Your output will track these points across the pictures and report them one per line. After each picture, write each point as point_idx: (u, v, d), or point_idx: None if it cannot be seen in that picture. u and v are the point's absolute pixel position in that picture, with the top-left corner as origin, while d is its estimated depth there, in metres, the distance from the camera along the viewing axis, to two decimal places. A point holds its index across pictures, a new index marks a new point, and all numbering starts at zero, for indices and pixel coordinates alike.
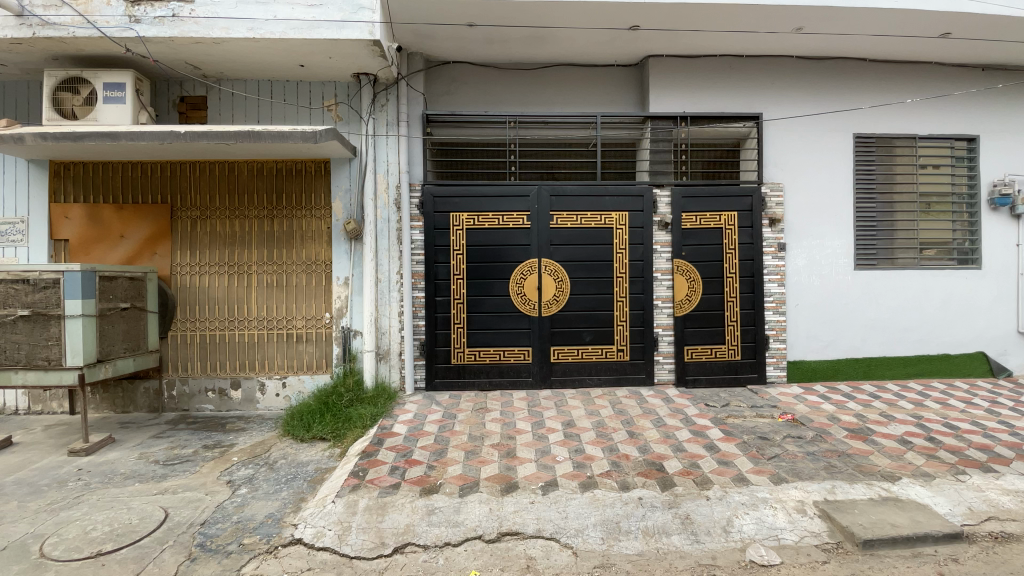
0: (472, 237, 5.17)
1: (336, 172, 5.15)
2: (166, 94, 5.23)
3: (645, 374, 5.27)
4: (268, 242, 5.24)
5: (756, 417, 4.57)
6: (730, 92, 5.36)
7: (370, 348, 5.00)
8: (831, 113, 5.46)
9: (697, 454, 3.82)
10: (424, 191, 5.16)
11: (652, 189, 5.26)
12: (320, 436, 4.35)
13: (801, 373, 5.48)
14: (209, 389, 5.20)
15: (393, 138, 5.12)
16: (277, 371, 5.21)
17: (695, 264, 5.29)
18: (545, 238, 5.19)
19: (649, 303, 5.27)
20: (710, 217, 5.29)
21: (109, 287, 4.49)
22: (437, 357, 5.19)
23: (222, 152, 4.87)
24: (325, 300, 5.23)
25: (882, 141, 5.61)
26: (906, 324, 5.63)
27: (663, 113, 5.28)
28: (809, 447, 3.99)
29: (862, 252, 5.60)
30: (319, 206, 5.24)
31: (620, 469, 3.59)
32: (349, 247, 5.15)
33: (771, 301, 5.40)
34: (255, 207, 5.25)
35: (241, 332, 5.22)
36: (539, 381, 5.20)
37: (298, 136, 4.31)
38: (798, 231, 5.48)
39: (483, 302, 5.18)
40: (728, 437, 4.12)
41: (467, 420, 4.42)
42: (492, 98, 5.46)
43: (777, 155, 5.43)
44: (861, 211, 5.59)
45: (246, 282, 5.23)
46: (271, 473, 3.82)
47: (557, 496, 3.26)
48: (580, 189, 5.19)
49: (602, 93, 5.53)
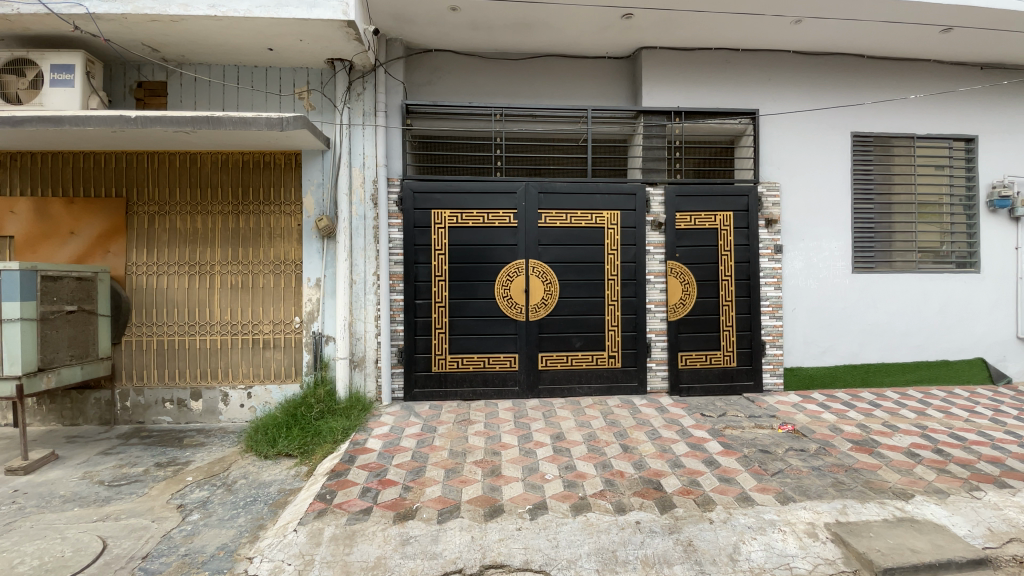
0: (455, 236, 4.85)
1: (307, 165, 4.78)
2: (122, 79, 4.81)
3: (638, 383, 4.99)
4: (233, 239, 4.84)
5: (756, 428, 4.30)
6: (726, 87, 5.13)
7: (344, 355, 4.62)
8: (830, 109, 5.26)
9: (696, 470, 3.54)
10: (404, 186, 4.80)
11: (645, 187, 5.00)
12: (286, 452, 3.98)
13: (798, 380, 5.25)
14: (168, 400, 4.78)
15: (370, 129, 4.75)
16: (242, 380, 4.81)
17: (690, 266, 5.03)
18: (533, 238, 4.88)
19: (642, 307, 4.99)
20: (706, 217, 5.05)
21: (53, 288, 4.06)
22: (416, 365, 4.84)
23: (181, 141, 4.48)
24: (295, 302, 4.85)
25: (880, 140, 5.43)
26: (904, 329, 5.45)
27: (657, 108, 5.03)
28: (814, 462, 3.73)
29: (860, 255, 5.40)
30: (289, 202, 4.86)
31: (615, 488, 3.29)
32: (322, 246, 4.77)
33: (768, 305, 5.17)
34: (218, 203, 4.85)
35: (203, 338, 4.81)
36: (526, 390, 4.89)
37: (263, 122, 3.95)
38: (796, 232, 5.26)
39: (467, 306, 4.85)
40: (728, 451, 3.85)
41: (448, 434, 4.06)
42: (476, 89, 5.14)
43: (774, 153, 5.21)
44: (860, 212, 5.40)
45: (208, 283, 4.82)
46: (229, 495, 3.43)
47: (547, 520, 2.94)
48: (569, 186, 4.91)
49: (593, 87, 5.25)
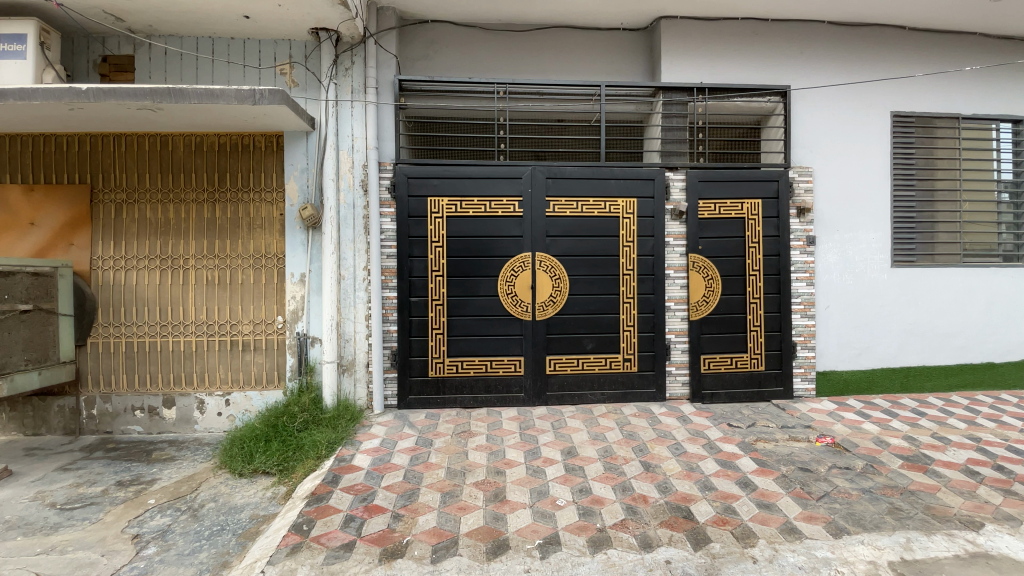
0: (454, 226, 4.37)
1: (290, 147, 4.29)
2: (85, 53, 4.35)
3: (656, 389, 4.53)
4: (208, 231, 4.37)
5: (791, 441, 3.84)
6: (754, 62, 4.62)
7: (331, 359, 4.15)
8: (869, 85, 4.75)
9: (730, 494, 3.07)
10: (397, 171, 4.33)
11: (664, 172, 4.52)
12: (263, 469, 3.53)
13: (832, 385, 4.77)
14: (138, 407, 4.33)
15: (359, 106, 4.27)
16: (219, 386, 4.34)
17: (714, 259, 4.55)
18: (540, 229, 4.41)
19: (661, 305, 4.52)
20: (731, 205, 4.56)
21: (3, 284, 3.61)
22: (411, 369, 4.38)
23: (148, 119, 4.00)
24: (278, 300, 4.38)
25: (921, 120, 4.92)
26: (947, 329, 4.96)
27: (678, 84, 4.52)
28: (863, 483, 3.27)
29: (899, 247, 4.90)
30: (270, 188, 4.38)
31: (638, 517, 2.82)
32: (306, 238, 4.28)
33: (800, 302, 4.68)
34: (192, 190, 4.38)
35: (176, 339, 4.35)
36: (532, 397, 4.43)
37: (232, 95, 3.45)
38: (830, 223, 4.76)
39: (467, 303, 4.39)
40: (763, 470, 3.39)
41: (446, 449, 3.60)
42: (477, 65, 4.65)
43: (808, 135, 4.70)
44: (899, 200, 4.90)
45: (181, 279, 4.35)
46: (193, 523, 2.99)
47: (560, 560, 2.47)
48: (581, 171, 4.43)
49: (606, 62, 4.75)
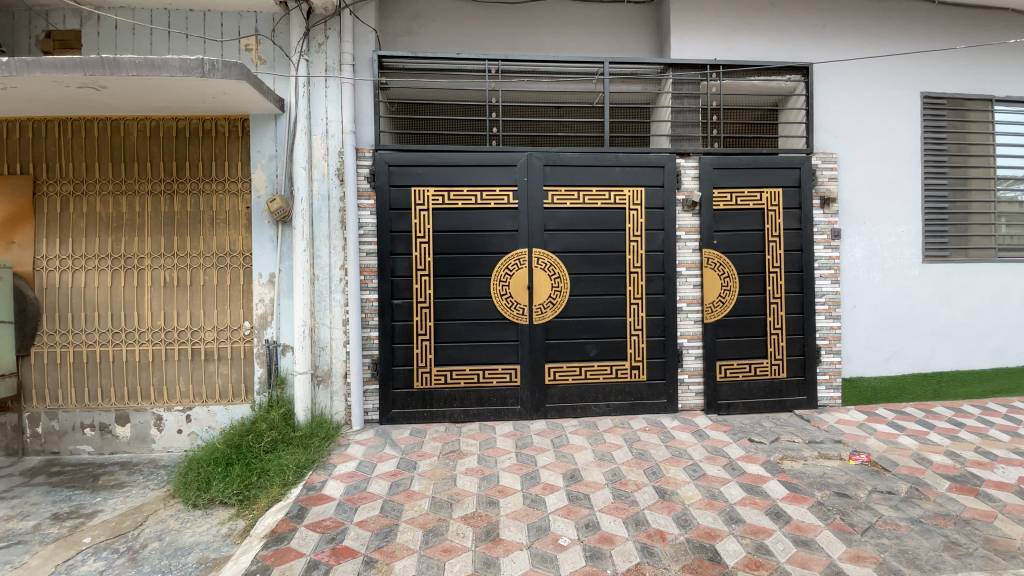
0: (441, 220, 3.92)
1: (256, 131, 3.82)
2: (26, 29, 3.85)
3: (667, 400, 4.10)
4: (165, 226, 3.89)
5: (822, 460, 3.40)
6: (773, 38, 4.17)
7: (304, 370, 3.69)
8: (896, 65, 4.32)
9: (761, 529, 2.63)
10: (377, 157, 3.86)
11: (675, 158, 4.07)
12: (221, 499, 3.08)
13: (858, 393, 4.34)
14: (88, 425, 3.86)
15: (334, 85, 3.82)
16: (179, 400, 3.89)
17: (729, 255, 4.11)
18: (537, 222, 3.96)
19: (672, 306, 4.07)
20: (749, 195, 4.12)
21: None
22: (394, 380, 3.92)
23: (93, 99, 3.53)
24: (244, 304, 3.91)
25: (953, 102, 4.49)
26: (981, 330, 4.54)
27: (689, 61, 4.08)
28: (910, 512, 2.84)
29: (931, 240, 4.47)
30: (235, 179, 3.91)
31: (657, 560, 2.37)
32: (275, 234, 3.82)
33: (823, 303, 4.25)
34: (148, 180, 3.91)
35: (131, 349, 3.88)
36: (530, 410, 3.98)
37: (177, 65, 2.96)
38: (856, 215, 4.33)
39: (457, 306, 3.94)
40: (795, 496, 2.96)
41: (431, 474, 3.14)
42: (467, 41, 4.19)
43: (832, 118, 4.26)
44: (931, 189, 4.46)
45: (135, 281, 3.88)
46: (131, 570, 2.52)
47: None
48: (582, 157, 3.98)
49: (609, 38, 4.30)
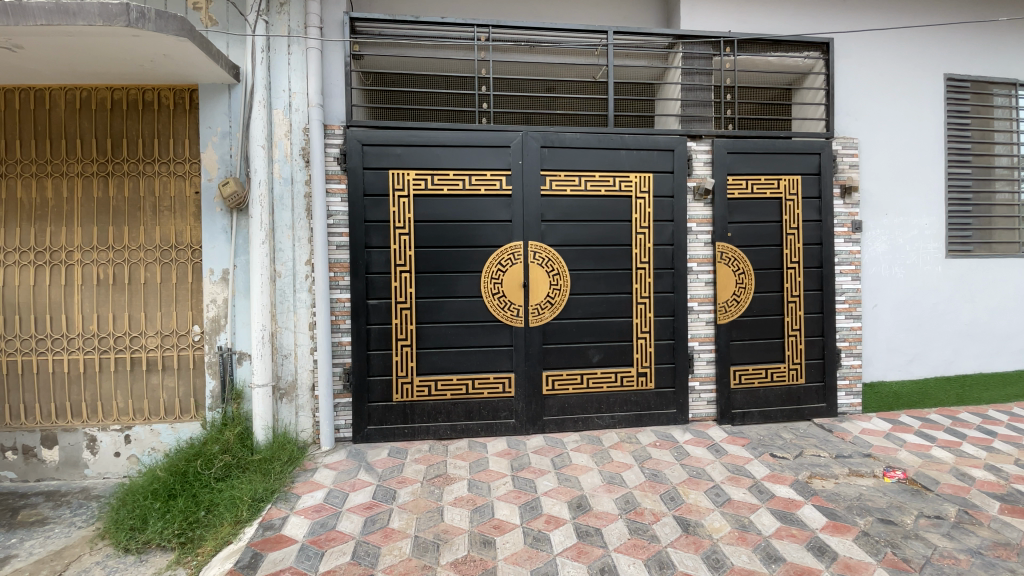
0: (423, 208, 3.43)
1: (206, 104, 3.28)
2: None
3: (677, 410, 3.69)
4: (97, 214, 3.32)
5: (855, 479, 3.03)
6: (790, 10, 3.79)
7: (264, 381, 3.18)
8: (920, 43, 3.99)
9: (807, 570, 2.22)
10: (349, 135, 3.36)
11: (686, 141, 3.65)
12: (158, 542, 2.55)
13: (880, 400, 4.00)
14: (9, 448, 3.27)
15: (298, 51, 3.30)
16: (117, 418, 3.33)
17: (744, 249, 3.72)
18: (533, 211, 3.50)
19: (683, 306, 3.66)
20: (766, 182, 3.72)
21: None
22: (371, 393, 3.43)
23: (4, 62, 2.95)
24: (193, 306, 3.37)
25: (977, 85, 4.18)
26: (1005, 331, 4.24)
27: (702, 33, 3.67)
28: (966, 542, 2.46)
29: (955, 234, 4.15)
30: (181, 159, 3.36)
31: None
32: (229, 223, 3.29)
33: (844, 301, 3.89)
34: (77, 160, 3.33)
35: (60, 359, 3.31)
36: (526, 424, 3.54)
37: (99, 13, 2.41)
38: (879, 205, 3.98)
39: (443, 307, 3.47)
40: (836, 525, 2.56)
41: (413, 506, 2.67)
42: (452, 6, 3.71)
43: (853, 99, 3.90)
44: (955, 179, 4.14)
45: (63, 279, 3.30)
46: None
47: None
48: (582, 138, 3.54)
49: (611, 7, 3.86)
